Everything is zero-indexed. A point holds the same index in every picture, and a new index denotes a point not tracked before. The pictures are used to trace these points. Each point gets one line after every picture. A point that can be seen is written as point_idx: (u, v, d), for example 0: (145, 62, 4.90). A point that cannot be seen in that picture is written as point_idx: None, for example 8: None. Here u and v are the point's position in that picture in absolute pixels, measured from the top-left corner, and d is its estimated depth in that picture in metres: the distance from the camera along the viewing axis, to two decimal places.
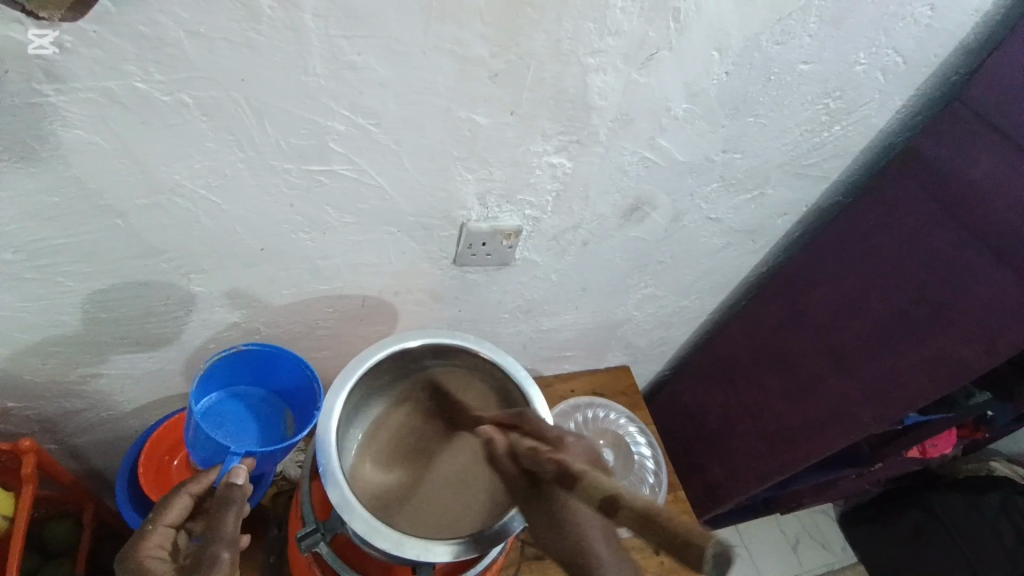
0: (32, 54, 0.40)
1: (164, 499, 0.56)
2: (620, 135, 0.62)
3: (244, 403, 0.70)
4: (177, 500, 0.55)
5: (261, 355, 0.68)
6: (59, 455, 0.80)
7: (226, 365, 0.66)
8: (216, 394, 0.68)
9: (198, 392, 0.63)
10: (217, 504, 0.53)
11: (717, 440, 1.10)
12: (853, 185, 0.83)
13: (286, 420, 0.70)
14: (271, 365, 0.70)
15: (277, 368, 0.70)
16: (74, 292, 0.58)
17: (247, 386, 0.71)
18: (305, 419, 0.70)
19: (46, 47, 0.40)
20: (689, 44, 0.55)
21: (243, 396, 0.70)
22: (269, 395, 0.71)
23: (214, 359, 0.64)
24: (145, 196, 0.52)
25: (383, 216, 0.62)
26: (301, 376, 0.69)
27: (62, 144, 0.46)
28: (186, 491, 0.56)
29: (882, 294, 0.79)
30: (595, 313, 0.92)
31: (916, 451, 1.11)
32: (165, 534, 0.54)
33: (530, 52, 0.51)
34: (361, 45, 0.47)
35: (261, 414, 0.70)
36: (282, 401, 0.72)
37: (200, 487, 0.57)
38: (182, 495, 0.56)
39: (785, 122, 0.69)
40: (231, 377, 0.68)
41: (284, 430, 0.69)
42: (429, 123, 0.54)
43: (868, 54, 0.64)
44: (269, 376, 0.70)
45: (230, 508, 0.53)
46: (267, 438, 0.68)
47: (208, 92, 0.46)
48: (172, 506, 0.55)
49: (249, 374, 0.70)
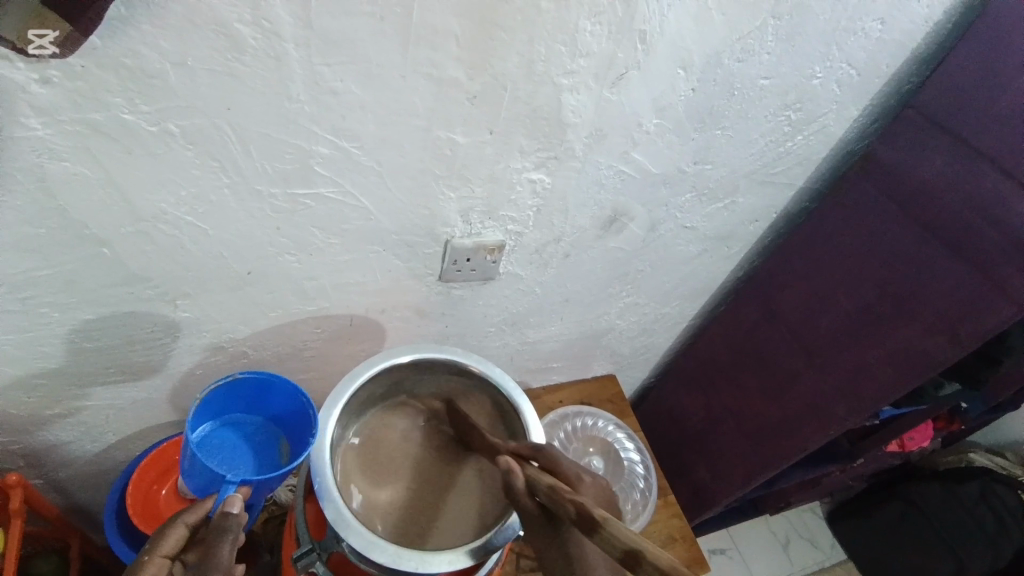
0: (32, 54, 0.39)
1: (160, 529, 0.54)
2: (595, 149, 0.65)
3: (238, 432, 0.68)
4: (174, 528, 0.54)
5: (256, 384, 0.67)
6: (43, 489, 0.78)
7: (222, 394, 0.65)
8: (209, 425, 0.66)
9: (191, 422, 0.62)
10: (213, 534, 0.52)
11: (704, 444, 1.12)
12: (818, 190, 0.87)
13: (280, 446, 0.68)
14: (266, 392, 0.68)
15: (271, 395, 0.68)
16: (58, 323, 0.58)
17: (241, 414, 0.69)
18: (298, 445, 0.67)
19: (46, 47, 0.39)
20: (655, 62, 0.58)
21: (237, 425, 0.68)
22: (265, 422, 0.70)
23: (210, 390, 0.63)
24: (127, 225, 0.53)
25: (368, 235, 0.63)
26: (294, 404, 0.67)
27: (47, 176, 0.47)
28: (182, 520, 0.55)
29: (851, 293, 0.82)
30: (579, 323, 0.94)
31: (895, 444, 1.15)
32: (161, 565, 0.52)
33: (505, 74, 0.53)
34: (342, 71, 0.48)
35: (255, 443, 0.68)
36: (277, 429, 0.70)
37: (196, 516, 0.55)
38: (178, 524, 0.54)
39: (750, 133, 0.72)
40: (224, 407, 0.67)
41: (278, 457, 0.67)
42: (410, 143, 0.56)
43: (823, 67, 0.68)
44: (263, 404, 0.69)
45: (226, 537, 0.52)
46: (260, 466, 0.66)
47: (192, 121, 0.47)
48: (166, 537, 0.53)
49: (243, 403, 0.68)
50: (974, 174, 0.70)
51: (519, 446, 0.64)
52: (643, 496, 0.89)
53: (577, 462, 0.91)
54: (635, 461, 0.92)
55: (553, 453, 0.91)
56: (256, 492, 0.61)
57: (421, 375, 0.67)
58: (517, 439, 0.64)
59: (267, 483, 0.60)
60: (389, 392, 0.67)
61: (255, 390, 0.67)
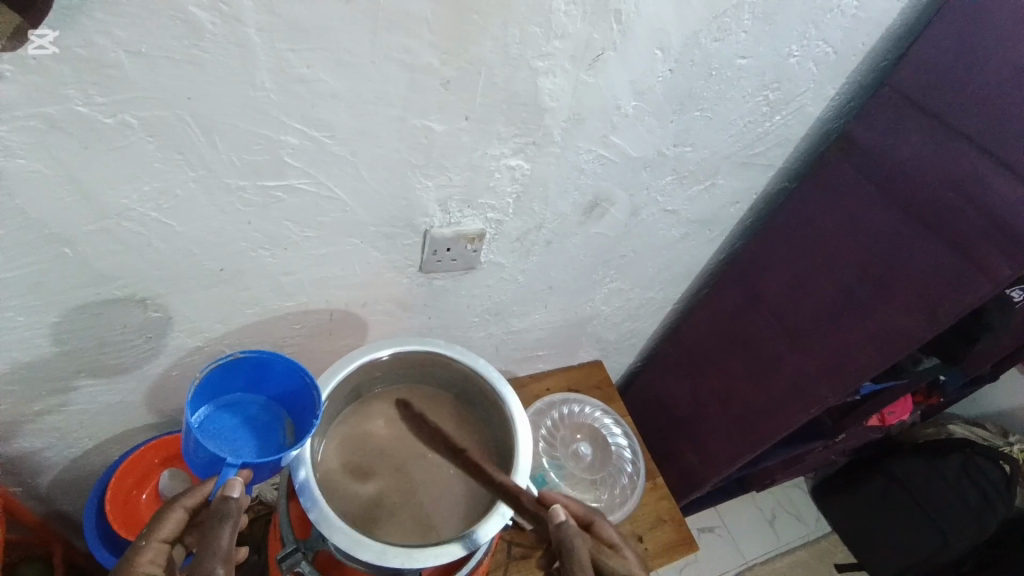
0: (32, 55, 0.39)
1: (158, 512, 0.51)
2: (574, 135, 0.64)
3: (239, 414, 0.65)
4: (170, 513, 0.51)
5: (254, 363, 0.64)
6: (21, 496, 0.76)
7: (219, 373, 0.62)
8: (208, 407, 0.63)
9: (189, 403, 0.59)
10: (213, 519, 0.49)
11: (691, 427, 1.13)
12: (798, 170, 0.87)
13: (284, 427, 0.65)
14: (266, 371, 0.65)
15: (271, 374, 0.65)
16: (23, 326, 0.56)
17: (240, 395, 0.66)
18: (304, 425, 0.64)
19: (46, 48, 0.39)
20: (632, 43, 0.57)
21: (239, 406, 0.65)
22: (268, 402, 0.67)
23: (206, 368, 0.59)
24: (91, 222, 0.51)
25: (345, 227, 0.62)
26: (296, 381, 0.63)
27: (2, 174, 0.45)
28: (180, 504, 0.51)
29: (831, 272, 0.83)
30: (564, 310, 0.94)
31: (875, 419, 1.17)
32: (159, 549, 0.50)
33: (479, 58, 0.52)
34: (309, 58, 0.47)
35: (258, 424, 0.64)
36: (281, 409, 0.67)
37: (196, 499, 0.52)
38: (177, 508, 0.51)
39: (729, 115, 0.72)
40: (221, 387, 0.64)
41: (283, 438, 0.64)
42: (383, 132, 0.54)
43: (800, 46, 0.67)
44: (265, 383, 0.66)
45: (226, 522, 0.49)
46: (264, 448, 0.62)
47: (153, 112, 0.45)
48: (164, 521, 0.51)
49: (242, 383, 0.65)
50: (950, 151, 0.70)
51: (506, 440, 0.61)
52: (631, 480, 0.89)
53: (566, 450, 0.91)
54: (623, 447, 0.92)
55: (541, 441, 0.91)
56: (256, 475, 0.56)
57: (402, 371, 0.64)
58: (503, 431, 0.62)
59: (269, 468, 0.55)
60: (371, 388, 0.64)
61: (255, 369, 0.64)
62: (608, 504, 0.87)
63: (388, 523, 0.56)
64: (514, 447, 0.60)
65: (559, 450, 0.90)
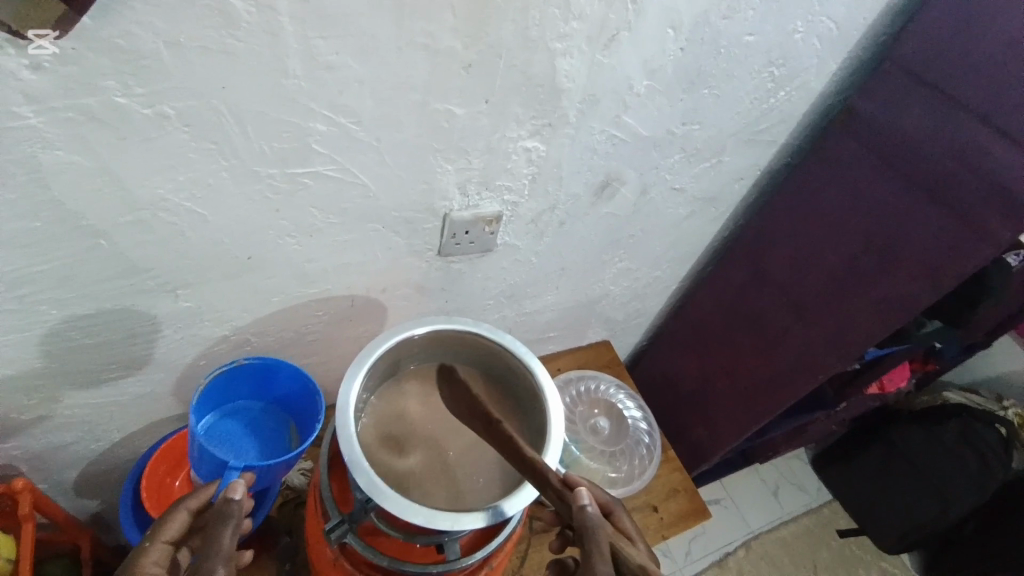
0: (32, 54, 0.39)
1: (163, 516, 0.54)
2: (588, 115, 0.65)
3: (243, 419, 0.74)
4: (175, 515, 0.54)
5: (257, 370, 0.72)
6: (49, 491, 0.78)
7: (223, 383, 0.70)
8: (213, 415, 0.72)
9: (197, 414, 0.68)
10: (215, 519, 0.51)
11: (699, 400, 1.16)
12: (800, 145, 0.89)
13: (289, 431, 0.75)
14: (268, 378, 0.74)
15: (273, 380, 0.74)
16: (58, 320, 0.57)
17: (245, 401, 0.75)
18: (305, 428, 0.74)
19: (46, 47, 0.39)
20: (646, 23, 0.59)
21: (242, 412, 0.74)
22: (268, 406, 0.76)
23: (211, 378, 0.68)
24: (126, 214, 0.51)
25: (368, 213, 0.63)
26: (298, 387, 0.73)
27: (40, 167, 0.45)
28: (184, 507, 0.55)
29: (836, 243, 0.85)
30: (573, 291, 0.97)
31: (876, 387, 1.21)
32: (162, 551, 0.52)
33: (499, 41, 0.53)
34: (338, 45, 0.48)
35: (263, 428, 0.75)
36: (282, 412, 0.77)
37: (199, 501, 0.55)
38: (180, 510, 0.54)
39: (735, 92, 0.73)
40: (225, 397, 0.73)
41: (286, 441, 0.74)
42: (408, 117, 0.56)
43: (805, 22, 0.69)
44: (267, 392, 0.75)
45: (226, 524, 0.51)
46: (268, 450, 0.73)
47: (189, 102, 0.46)
48: (169, 522, 0.53)
49: (245, 391, 0.74)
50: (946, 121, 0.73)
51: (535, 411, 0.63)
52: (648, 451, 0.92)
53: (584, 425, 0.93)
54: (638, 419, 0.95)
55: None
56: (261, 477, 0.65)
57: (429, 351, 0.65)
58: (532, 403, 0.63)
59: (270, 472, 0.65)
60: (400, 368, 0.65)
61: (258, 377, 0.73)
62: (627, 475, 0.90)
63: (432, 492, 0.57)
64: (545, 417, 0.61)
65: (578, 425, 0.92)
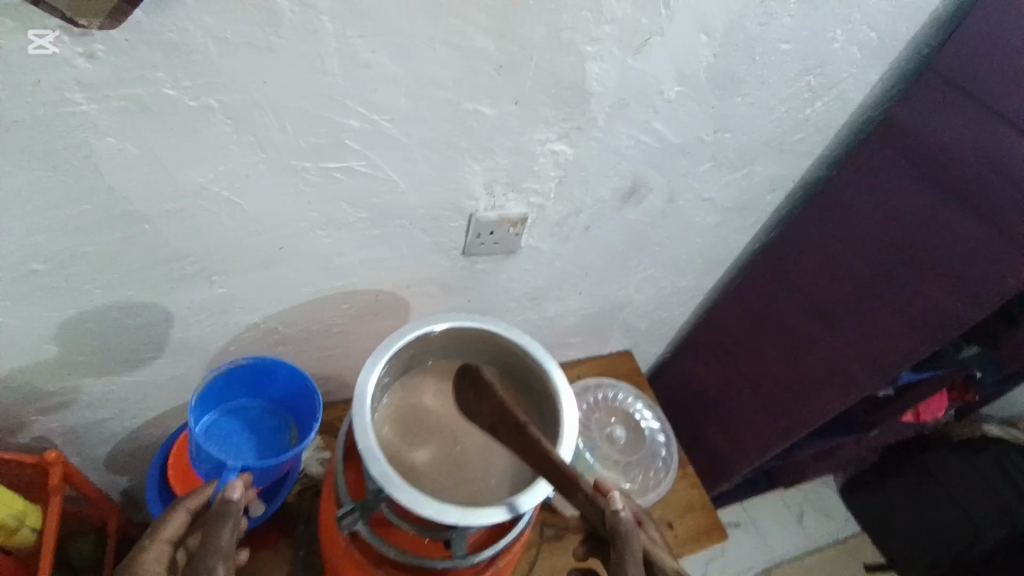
0: (32, 54, 0.41)
1: (163, 514, 0.57)
2: (617, 119, 0.65)
3: (244, 417, 0.76)
4: (173, 515, 0.56)
5: (256, 368, 0.73)
6: (82, 466, 0.81)
7: (223, 381, 0.72)
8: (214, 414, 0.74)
9: (196, 412, 0.70)
10: (213, 518, 0.54)
11: (722, 414, 1.13)
12: (836, 158, 0.87)
13: (289, 430, 0.76)
14: (267, 377, 0.75)
15: (273, 379, 0.75)
16: (101, 300, 0.60)
17: (245, 400, 0.76)
18: (305, 427, 0.75)
19: (46, 48, 0.41)
20: (679, 28, 0.59)
21: (242, 411, 0.76)
22: (268, 405, 0.78)
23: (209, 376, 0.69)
24: (169, 200, 0.54)
25: (396, 210, 0.65)
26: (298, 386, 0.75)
27: (92, 152, 0.48)
28: (183, 506, 0.57)
29: (872, 258, 0.83)
30: (596, 296, 0.97)
31: (910, 413, 1.16)
32: (162, 549, 0.55)
33: (531, 43, 0.54)
34: (374, 43, 0.49)
35: (263, 425, 0.76)
36: (282, 410, 0.78)
37: (197, 501, 0.58)
38: (179, 509, 0.56)
39: (769, 101, 0.72)
40: (226, 395, 0.74)
41: (287, 439, 0.75)
42: (439, 116, 0.57)
43: (844, 31, 0.68)
44: (266, 391, 0.77)
45: (224, 523, 0.53)
46: (268, 449, 0.74)
47: (232, 95, 0.48)
48: (169, 522, 0.56)
49: (245, 389, 0.76)
50: (991, 136, 0.70)
51: (551, 413, 0.62)
52: (664, 463, 0.91)
53: (601, 433, 0.93)
54: (656, 430, 0.94)
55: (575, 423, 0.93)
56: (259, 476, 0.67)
57: (448, 346, 0.66)
58: (548, 403, 0.63)
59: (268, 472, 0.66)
60: (418, 362, 0.66)
61: (257, 375, 0.74)
62: (641, 486, 0.89)
63: (445, 488, 0.58)
64: (560, 419, 0.60)
65: (593, 432, 0.92)
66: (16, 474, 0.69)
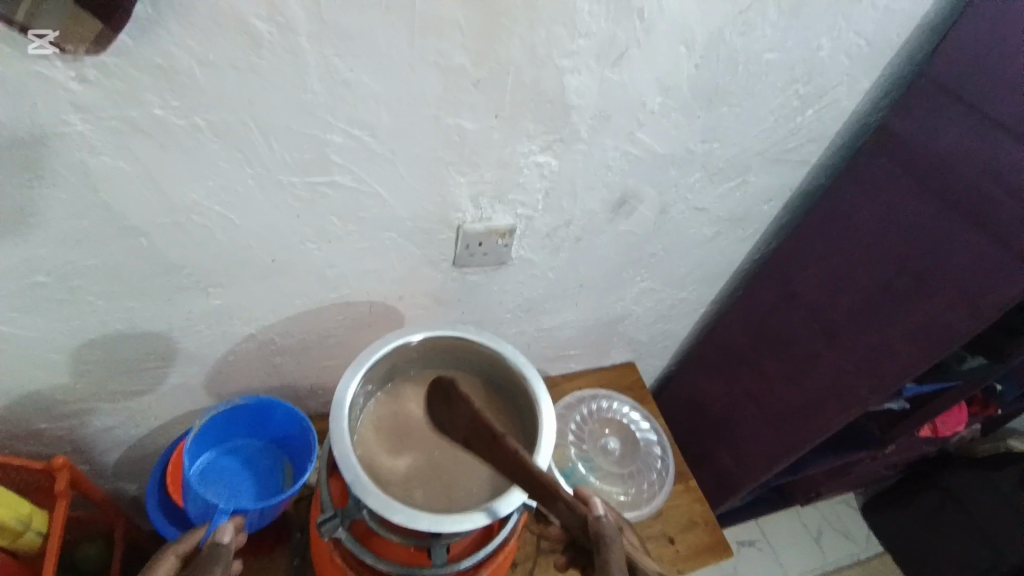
0: (32, 54, 0.42)
1: (150, 560, 0.59)
2: (601, 132, 0.66)
3: (240, 456, 0.79)
4: (162, 560, 0.58)
5: (253, 410, 0.77)
6: (90, 473, 0.84)
7: (221, 421, 0.76)
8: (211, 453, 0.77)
9: (193, 453, 0.73)
10: (202, 563, 0.56)
11: (726, 428, 1.11)
12: (833, 167, 0.86)
13: (283, 471, 0.79)
14: (264, 417, 0.79)
15: (269, 420, 0.79)
16: (103, 310, 0.63)
17: (242, 441, 0.80)
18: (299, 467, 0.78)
19: (45, 47, 0.42)
20: (657, 41, 0.59)
21: (239, 450, 0.79)
22: (264, 445, 0.80)
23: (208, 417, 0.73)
24: (164, 216, 0.56)
25: (384, 222, 0.67)
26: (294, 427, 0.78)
27: (89, 170, 0.50)
28: (171, 551, 0.59)
29: (869, 267, 0.81)
30: (592, 308, 0.97)
31: (926, 428, 1.12)
32: None
33: (507, 59, 0.55)
34: (353, 63, 0.51)
35: (259, 465, 0.79)
36: (277, 450, 0.81)
37: (186, 546, 0.60)
38: (168, 554, 0.59)
39: (757, 111, 0.72)
40: (224, 435, 0.78)
41: (280, 480, 0.78)
42: (420, 131, 0.58)
43: (829, 40, 0.68)
44: (263, 430, 0.80)
45: (213, 566, 0.56)
46: (261, 489, 0.77)
47: (218, 115, 0.51)
48: (156, 567, 0.58)
49: (242, 430, 0.79)
50: (985, 142, 0.69)
51: (531, 424, 0.62)
52: (659, 476, 0.89)
53: (594, 445, 0.92)
54: (653, 441, 0.92)
55: (571, 436, 0.92)
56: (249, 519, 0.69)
57: (435, 356, 0.67)
58: (528, 410, 0.63)
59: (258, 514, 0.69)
60: (405, 371, 0.67)
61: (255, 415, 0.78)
62: (635, 499, 0.87)
63: (424, 495, 0.58)
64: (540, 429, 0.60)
65: (587, 444, 0.91)
66: (25, 476, 0.72)
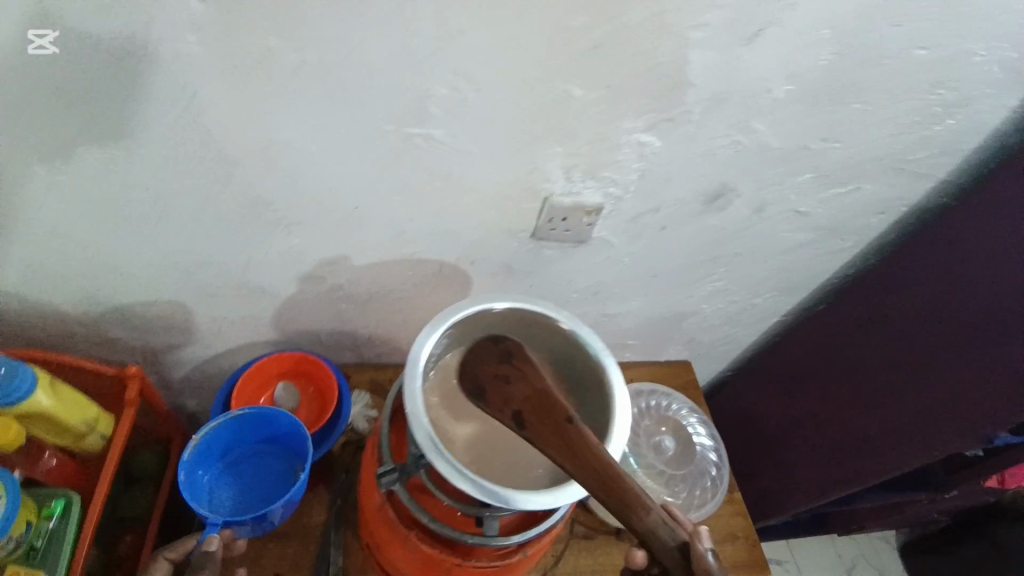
0: (32, 54, 0.45)
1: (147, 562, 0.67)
2: (714, 115, 0.61)
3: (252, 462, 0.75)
4: (155, 563, 0.66)
5: (254, 415, 0.73)
6: (158, 385, 0.88)
7: (222, 430, 0.72)
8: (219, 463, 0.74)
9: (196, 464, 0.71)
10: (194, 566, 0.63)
11: (783, 445, 1.05)
12: (955, 184, 0.79)
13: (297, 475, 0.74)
14: (267, 421, 0.74)
15: (272, 423, 0.74)
16: (190, 235, 0.64)
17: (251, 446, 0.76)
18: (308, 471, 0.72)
19: (48, 48, 0.45)
20: (797, 20, 0.54)
21: (248, 456, 0.75)
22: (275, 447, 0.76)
23: (206, 428, 0.70)
24: (260, 148, 0.56)
25: (471, 183, 0.64)
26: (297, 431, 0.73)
27: (197, 92, 0.50)
28: (163, 554, 0.67)
29: (981, 297, 0.75)
30: (662, 300, 0.93)
31: (998, 481, 1.03)
32: None
33: (632, 23, 0.51)
34: (470, 10, 0.48)
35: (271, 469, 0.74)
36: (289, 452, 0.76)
37: (176, 552, 0.67)
38: (159, 558, 0.66)
39: (889, 113, 0.66)
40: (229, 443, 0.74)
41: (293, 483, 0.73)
42: (525, 92, 0.55)
43: (991, 42, 0.60)
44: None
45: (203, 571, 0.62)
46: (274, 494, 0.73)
47: (328, 50, 0.49)
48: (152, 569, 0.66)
49: (248, 435, 0.75)
50: None
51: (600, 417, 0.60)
52: (712, 484, 0.87)
53: (648, 441, 0.90)
54: (708, 448, 0.90)
55: None
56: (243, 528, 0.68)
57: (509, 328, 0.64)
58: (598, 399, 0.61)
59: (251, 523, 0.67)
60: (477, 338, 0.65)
61: (257, 419, 0.73)
62: (685, 503, 0.85)
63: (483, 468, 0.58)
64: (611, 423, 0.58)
65: (641, 440, 0.89)
66: (96, 381, 0.74)
